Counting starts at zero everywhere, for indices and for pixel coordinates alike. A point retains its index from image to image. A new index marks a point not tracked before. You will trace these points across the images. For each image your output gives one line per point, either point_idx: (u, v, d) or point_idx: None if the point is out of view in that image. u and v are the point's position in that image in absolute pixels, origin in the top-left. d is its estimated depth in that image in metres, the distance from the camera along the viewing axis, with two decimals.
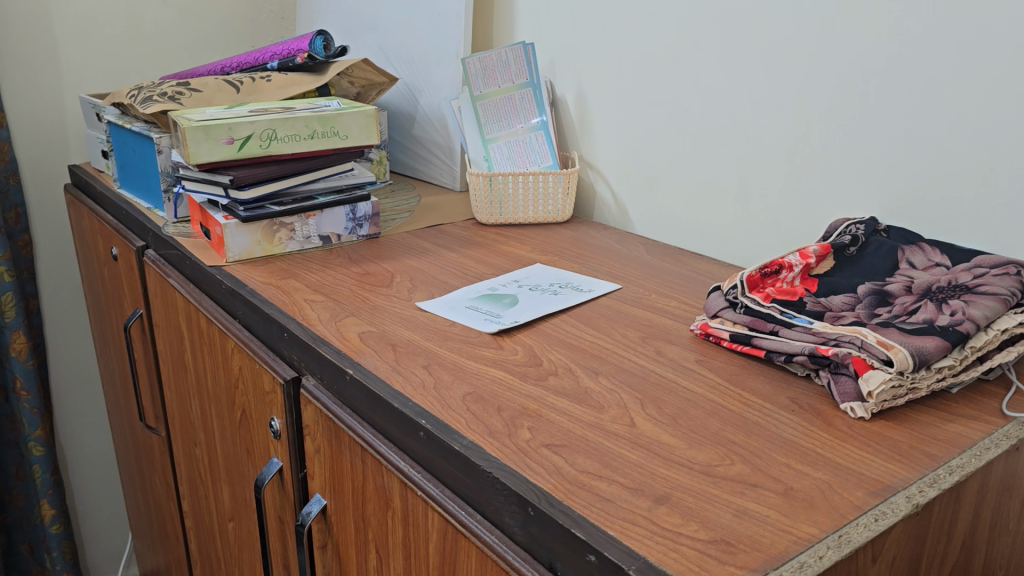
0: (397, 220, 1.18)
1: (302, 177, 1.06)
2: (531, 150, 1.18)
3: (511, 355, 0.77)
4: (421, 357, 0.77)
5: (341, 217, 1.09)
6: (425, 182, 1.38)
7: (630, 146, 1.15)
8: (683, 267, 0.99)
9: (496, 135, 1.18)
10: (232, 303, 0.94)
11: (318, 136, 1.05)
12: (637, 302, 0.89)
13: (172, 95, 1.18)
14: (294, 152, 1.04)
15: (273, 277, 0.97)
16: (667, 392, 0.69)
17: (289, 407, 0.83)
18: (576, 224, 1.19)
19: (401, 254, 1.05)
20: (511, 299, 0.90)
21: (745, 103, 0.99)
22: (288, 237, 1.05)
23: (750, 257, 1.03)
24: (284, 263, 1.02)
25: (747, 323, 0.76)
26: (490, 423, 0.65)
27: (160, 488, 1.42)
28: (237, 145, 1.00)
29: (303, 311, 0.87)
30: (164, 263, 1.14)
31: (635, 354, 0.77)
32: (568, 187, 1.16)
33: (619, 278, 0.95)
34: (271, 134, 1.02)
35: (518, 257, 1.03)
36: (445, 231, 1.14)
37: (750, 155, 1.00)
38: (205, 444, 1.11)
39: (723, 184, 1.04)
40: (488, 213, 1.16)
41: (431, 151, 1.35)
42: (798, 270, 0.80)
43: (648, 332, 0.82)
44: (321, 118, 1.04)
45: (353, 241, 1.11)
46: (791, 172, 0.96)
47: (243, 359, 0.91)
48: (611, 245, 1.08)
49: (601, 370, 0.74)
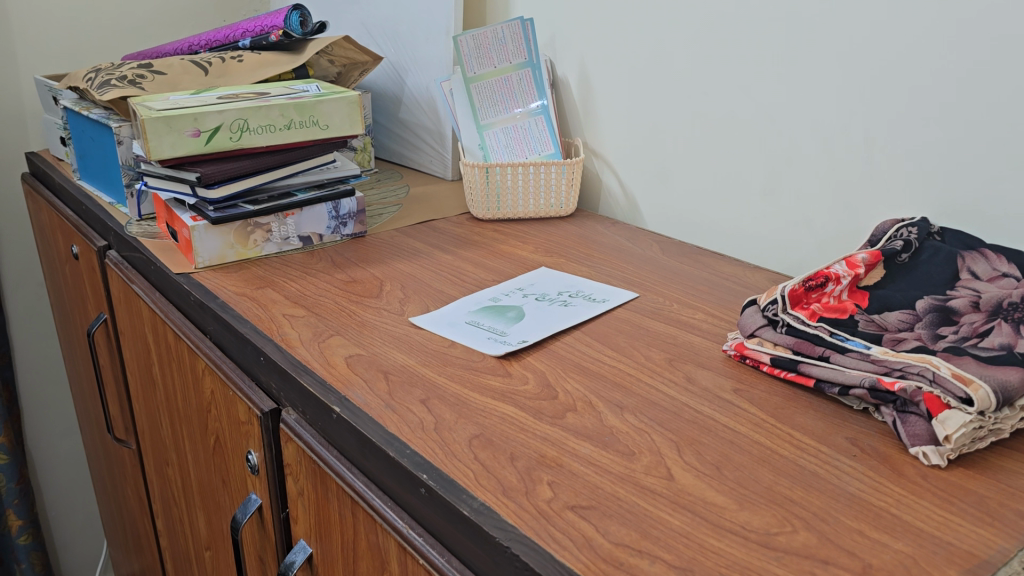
0: (384, 215, 1.07)
1: (278, 172, 0.95)
2: (530, 137, 1.07)
3: (522, 386, 0.67)
4: (418, 388, 0.67)
5: (323, 216, 0.98)
6: (413, 171, 1.27)
7: (642, 133, 1.04)
8: (705, 271, 0.89)
9: (491, 120, 1.07)
10: (202, 317, 0.84)
11: (295, 127, 0.94)
12: (657, 315, 0.79)
13: (133, 79, 1.06)
14: (268, 144, 0.93)
15: (248, 287, 0.87)
16: (706, 434, 0.60)
17: (267, 441, 0.72)
18: (581, 218, 1.08)
19: (391, 257, 0.95)
20: (516, 312, 0.80)
21: (775, 87, 0.88)
22: (264, 239, 0.95)
23: (780, 259, 0.93)
24: (260, 270, 0.91)
25: (790, 346, 0.67)
26: (503, 477, 0.55)
27: (133, 503, 1.31)
28: (204, 138, 0.89)
29: (281, 329, 0.77)
30: (128, 267, 1.02)
31: (663, 381, 0.67)
32: (572, 179, 1.05)
33: (635, 285, 0.86)
34: (242, 124, 0.90)
35: (520, 260, 0.93)
36: (438, 228, 1.03)
37: (780, 145, 0.90)
38: (177, 467, 0.99)
39: (749, 177, 0.94)
40: (484, 208, 1.05)
41: (420, 137, 1.24)
42: (846, 283, 0.70)
43: (675, 354, 0.72)
44: (297, 105, 0.93)
45: (337, 241, 1.00)
46: (828, 165, 0.86)
47: (215, 383, 0.80)
48: (621, 243, 0.98)
49: (626, 404, 0.64)
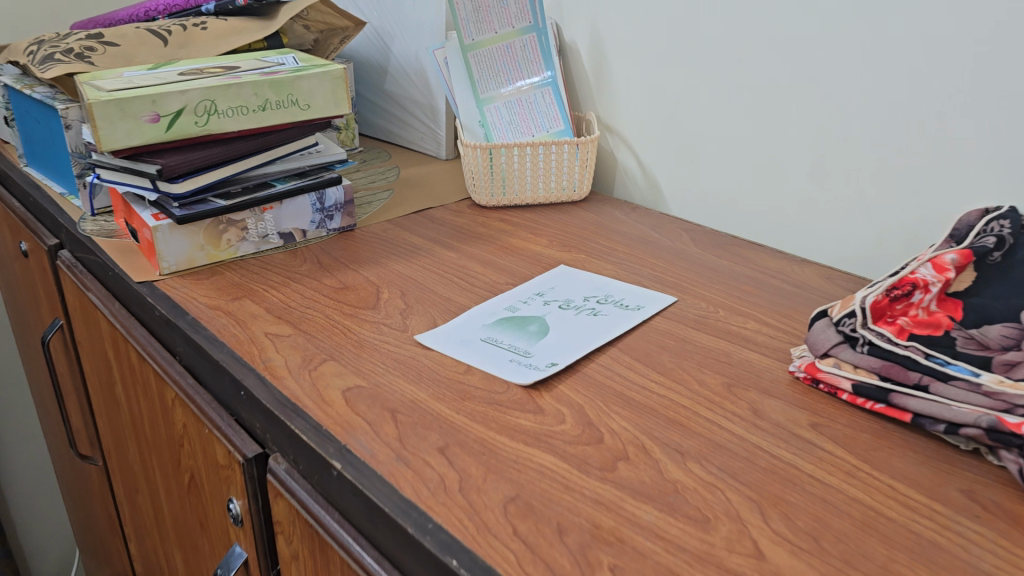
0: (375, 202, 0.95)
1: (253, 159, 0.82)
2: (537, 112, 0.95)
3: (558, 425, 0.56)
4: (434, 433, 0.55)
5: (305, 209, 0.86)
6: (403, 149, 1.14)
7: (665, 106, 0.92)
8: (747, 266, 0.79)
9: (492, 94, 0.95)
10: (170, 336, 0.72)
11: (271, 107, 0.80)
12: (704, 326, 0.68)
13: (80, 52, 0.92)
14: (240, 128, 0.79)
15: (222, 298, 0.74)
16: (792, 489, 0.49)
17: (251, 492, 0.61)
18: (596, 203, 0.96)
19: (385, 256, 0.83)
20: (538, 325, 0.69)
21: (828, 55, 0.76)
22: (239, 238, 0.82)
23: (829, 249, 0.82)
24: (235, 275, 0.79)
25: (877, 370, 0.56)
26: (553, 559, 0.44)
27: (102, 520, 1.19)
28: (165, 124, 0.75)
29: (263, 354, 0.65)
30: (82, 270, 0.89)
31: (726, 416, 0.57)
32: (586, 161, 0.93)
33: (671, 287, 0.75)
34: (209, 106, 0.77)
35: (534, 256, 0.82)
36: (436, 218, 0.91)
37: (832, 122, 0.78)
38: (148, 497, 0.88)
39: (795, 156, 0.82)
40: (487, 194, 0.93)
41: (409, 111, 1.11)
42: (936, 291, 0.59)
43: (733, 378, 0.61)
44: (272, 82, 0.80)
45: (322, 237, 0.88)
46: (891, 146, 0.74)
47: (186, 416, 0.68)
48: (646, 232, 0.87)
49: (687, 448, 0.53)
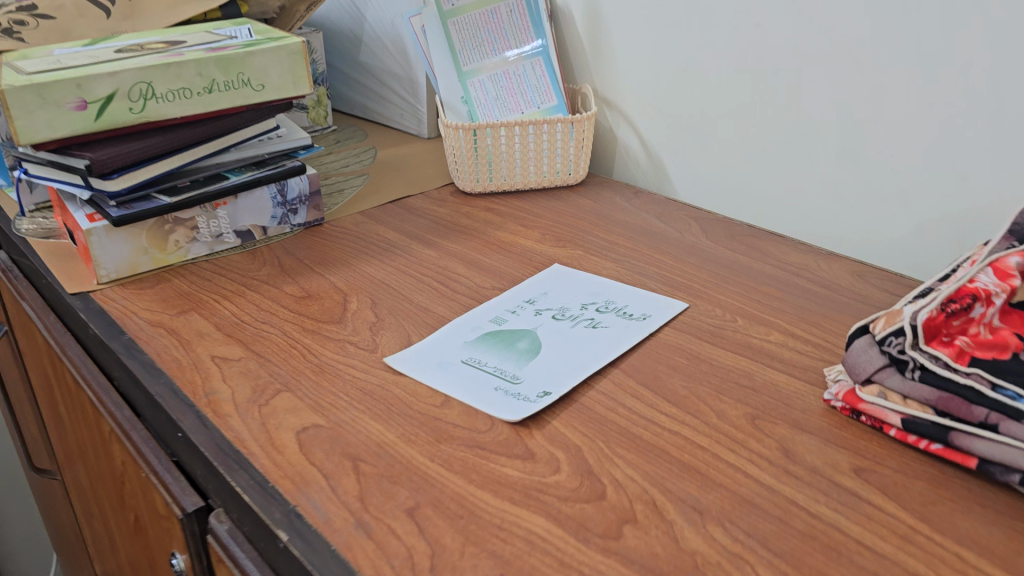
0: (347, 190, 0.85)
1: (202, 148, 0.72)
2: (526, 85, 0.85)
3: (551, 475, 0.47)
4: (402, 488, 0.46)
5: (265, 203, 0.76)
6: (381, 127, 1.04)
7: (669, 78, 0.81)
8: (767, 263, 0.69)
9: (476, 66, 0.84)
10: (105, 360, 0.62)
11: (219, 88, 0.70)
12: (721, 341, 0.59)
13: (7, 27, 0.81)
14: (183, 114, 0.69)
15: (166, 312, 0.65)
16: (838, 562, 0.40)
17: (195, 550, 0.52)
18: (594, 187, 0.87)
19: (356, 255, 0.73)
20: (528, 342, 0.59)
21: (860, 18, 0.65)
22: (189, 239, 0.72)
23: (860, 241, 0.71)
24: (185, 283, 0.70)
25: (931, 403, 0.47)
26: None
27: (68, 535, 1.11)
28: (93, 111, 0.65)
29: (207, 385, 0.56)
30: (19, 275, 0.80)
31: (752, 459, 0.47)
32: (582, 141, 0.83)
33: (680, 291, 0.65)
34: (146, 89, 0.66)
35: (525, 254, 0.72)
36: (415, 208, 0.82)
37: (864, 96, 0.67)
38: (102, 527, 0.79)
39: (820, 135, 0.71)
40: (472, 179, 0.83)
41: (386, 85, 1.01)
42: (1000, 303, 0.49)
43: (758, 407, 0.52)
44: (219, 59, 0.69)
45: (286, 233, 0.78)
46: (935, 125, 0.63)
47: (125, 454, 0.59)
48: (650, 222, 0.77)
49: (707, 504, 0.44)
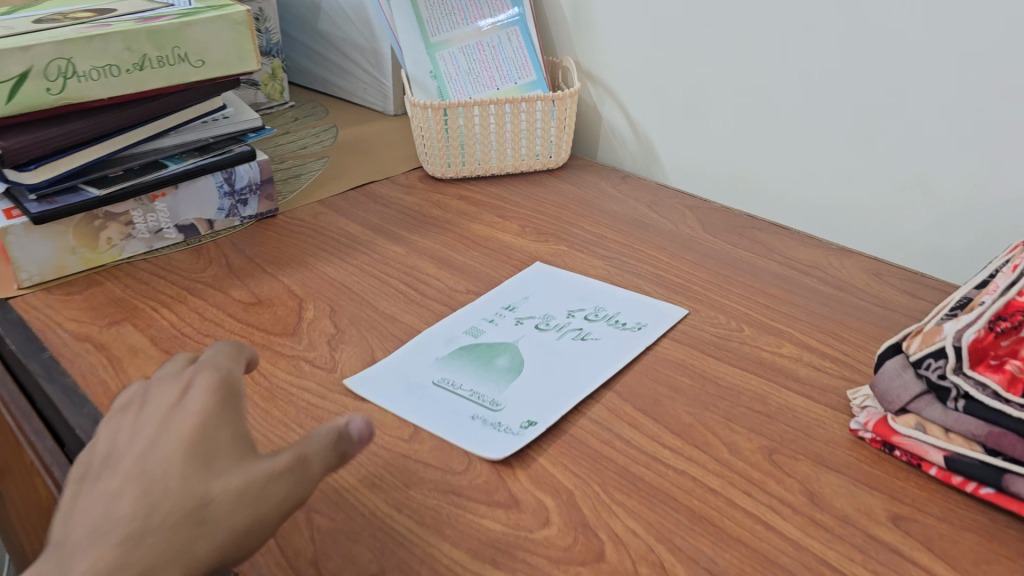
0: (304, 176, 0.77)
1: (136, 132, 0.63)
2: (501, 59, 0.76)
3: (540, 529, 0.40)
4: (364, 549, 0.39)
5: (210, 194, 0.68)
6: (342, 103, 0.95)
7: (658, 53, 0.73)
8: (773, 261, 0.62)
9: (445, 37, 0.75)
10: (24, 380, 0.54)
11: (151, 65, 0.61)
12: (727, 356, 0.52)
13: None
14: (110, 94, 0.60)
15: (95, 323, 0.57)
16: None
17: None
18: (577, 172, 0.79)
19: (313, 253, 0.65)
20: (508, 359, 0.52)
21: None
22: (124, 237, 0.64)
23: (873, 234, 0.65)
24: (119, 286, 0.61)
25: (980, 440, 0.41)
26: None
27: None
28: (3, 93, 0.56)
29: None
30: None
31: (773, 505, 0.41)
32: (563, 122, 0.75)
33: (679, 296, 0.58)
34: (65, 67, 0.57)
35: (504, 251, 0.65)
36: (380, 197, 0.74)
37: (881, 76, 0.60)
38: None
39: (831, 118, 0.64)
40: (443, 164, 0.75)
41: (348, 57, 0.92)
42: None
43: (775, 438, 0.45)
44: (150, 31, 0.60)
45: (236, 227, 0.70)
46: (966, 109, 0.56)
47: (46, 491, 0.52)
48: (642, 212, 0.70)
49: (724, 566, 0.38)
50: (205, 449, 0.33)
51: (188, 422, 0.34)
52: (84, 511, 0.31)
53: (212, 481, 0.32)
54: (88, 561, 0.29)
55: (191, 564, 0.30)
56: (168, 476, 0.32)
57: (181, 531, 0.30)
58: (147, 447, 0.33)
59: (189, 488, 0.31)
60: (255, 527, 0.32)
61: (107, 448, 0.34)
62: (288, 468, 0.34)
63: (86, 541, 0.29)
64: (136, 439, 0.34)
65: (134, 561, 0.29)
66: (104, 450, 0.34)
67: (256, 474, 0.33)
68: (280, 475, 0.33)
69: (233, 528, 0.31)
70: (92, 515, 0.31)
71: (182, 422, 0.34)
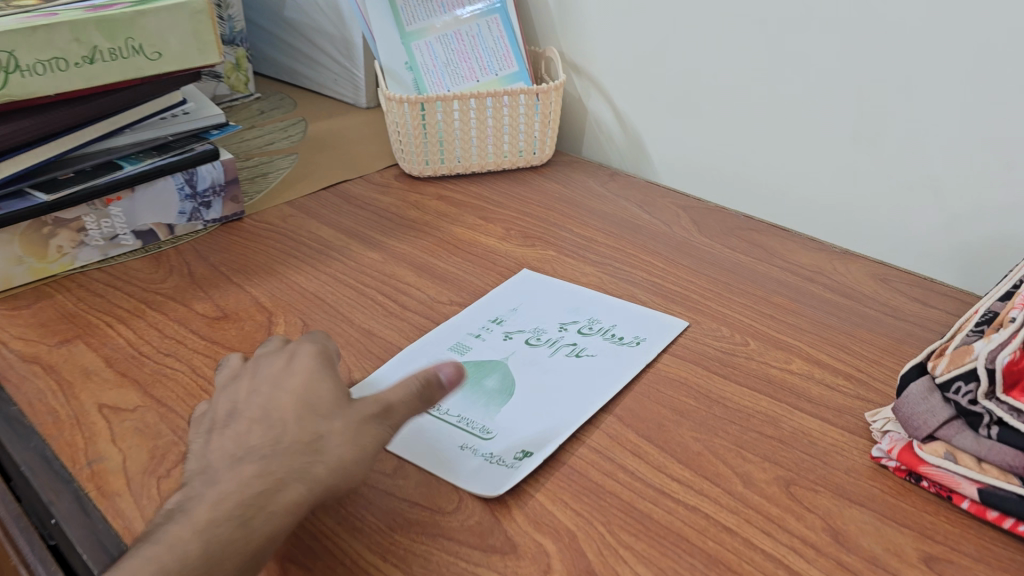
0: (272, 175, 0.72)
1: (87, 131, 0.58)
2: (481, 49, 0.72)
3: None
4: None
5: (170, 196, 0.62)
6: (311, 95, 0.90)
7: (645, 44, 0.69)
8: (776, 266, 0.59)
9: (421, 26, 0.71)
10: None
11: (103, 58, 0.56)
12: (734, 374, 0.48)
13: None
14: (58, 90, 0.55)
15: (43, 341, 0.52)
16: None
17: None
18: (562, 169, 0.75)
19: (282, 260, 0.60)
20: (497, 379, 0.48)
21: None
22: (75, 244, 0.59)
23: (876, 236, 0.62)
24: (71, 299, 0.56)
25: (1015, 472, 0.37)
26: None
27: None
28: None
29: (90, 448, 0.43)
30: None
31: (796, 546, 0.37)
32: (548, 116, 0.71)
33: (677, 306, 0.54)
34: (6, 61, 0.51)
35: (488, 257, 0.60)
36: (354, 197, 0.69)
37: (889, 70, 0.56)
38: None
39: (834, 112, 0.60)
40: (421, 162, 0.71)
41: (317, 46, 0.87)
42: None
43: (791, 467, 0.42)
44: (100, 21, 0.54)
45: (198, 232, 0.65)
46: (981, 106, 0.53)
47: None
48: (634, 214, 0.66)
49: None
50: (315, 399, 0.39)
51: (297, 381, 0.40)
52: (226, 445, 0.38)
53: (321, 424, 0.38)
54: (233, 478, 0.36)
55: (311, 485, 0.36)
56: (287, 417, 0.38)
57: (297, 458, 0.36)
58: (267, 399, 0.40)
59: (304, 426, 0.38)
60: (360, 461, 0.37)
61: (235, 399, 0.41)
62: (382, 408, 0.39)
63: (226, 465, 0.37)
64: (256, 394, 0.41)
65: (270, 477, 0.36)
66: (231, 405, 0.41)
67: (354, 420, 0.38)
68: (374, 418, 0.38)
69: (341, 459, 0.37)
70: (232, 446, 0.38)
71: (292, 376, 0.41)
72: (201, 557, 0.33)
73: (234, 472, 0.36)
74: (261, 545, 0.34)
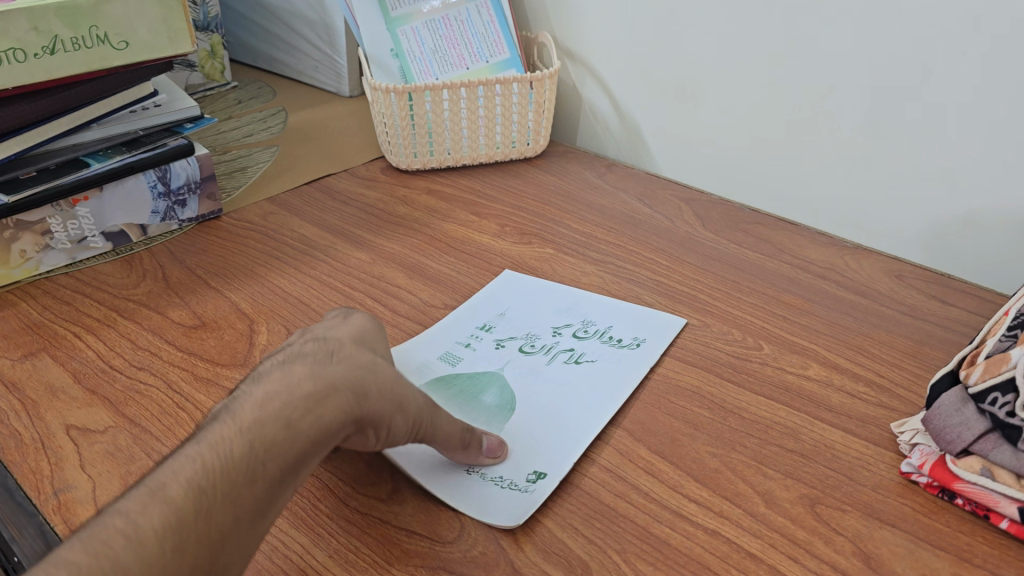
0: (250, 169, 0.69)
1: (51, 126, 0.54)
2: (470, 35, 0.68)
3: None
4: None
5: (142, 195, 0.59)
6: (291, 83, 0.87)
7: (643, 28, 0.66)
8: (786, 263, 0.56)
9: (405, 11, 0.67)
10: None
11: (65, 47, 0.51)
12: (749, 381, 0.45)
13: None
14: (17, 83, 0.51)
15: (6, 356, 0.48)
16: None
17: None
18: (557, 160, 0.72)
19: (263, 262, 0.57)
20: (492, 391, 0.45)
21: None
22: (40, 248, 0.55)
23: (889, 229, 0.59)
24: (36, 307, 0.53)
25: None
26: None
27: None
28: None
29: (57, 476, 0.40)
30: None
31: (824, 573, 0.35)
32: (542, 105, 0.68)
33: (685, 307, 0.51)
34: None
35: (483, 256, 0.57)
36: (339, 193, 0.66)
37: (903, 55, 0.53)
38: None
39: (845, 99, 0.57)
40: (408, 154, 0.67)
41: (296, 32, 0.83)
42: None
43: (814, 485, 0.39)
44: (61, 8, 0.50)
45: (173, 233, 0.62)
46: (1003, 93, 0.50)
47: None
48: (635, 207, 0.63)
49: None
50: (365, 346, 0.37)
51: (346, 329, 0.38)
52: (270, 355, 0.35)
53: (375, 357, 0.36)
54: (285, 373, 0.32)
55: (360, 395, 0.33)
56: (342, 343, 0.36)
57: (354, 370, 0.34)
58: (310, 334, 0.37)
59: (361, 351, 0.35)
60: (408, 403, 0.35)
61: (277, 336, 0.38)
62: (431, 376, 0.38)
63: (274, 366, 0.33)
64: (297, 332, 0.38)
65: (326, 376, 0.33)
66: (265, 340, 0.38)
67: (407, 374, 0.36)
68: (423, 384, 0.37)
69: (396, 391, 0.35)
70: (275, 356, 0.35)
71: (342, 325, 0.39)
72: (247, 449, 0.29)
73: (284, 369, 0.33)
74: (306, 444, 0.31)
